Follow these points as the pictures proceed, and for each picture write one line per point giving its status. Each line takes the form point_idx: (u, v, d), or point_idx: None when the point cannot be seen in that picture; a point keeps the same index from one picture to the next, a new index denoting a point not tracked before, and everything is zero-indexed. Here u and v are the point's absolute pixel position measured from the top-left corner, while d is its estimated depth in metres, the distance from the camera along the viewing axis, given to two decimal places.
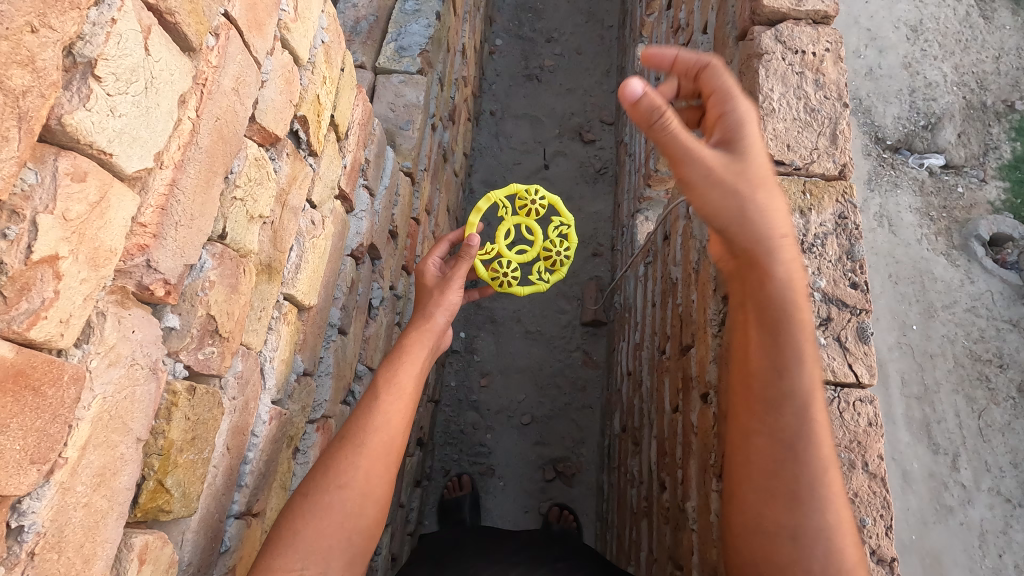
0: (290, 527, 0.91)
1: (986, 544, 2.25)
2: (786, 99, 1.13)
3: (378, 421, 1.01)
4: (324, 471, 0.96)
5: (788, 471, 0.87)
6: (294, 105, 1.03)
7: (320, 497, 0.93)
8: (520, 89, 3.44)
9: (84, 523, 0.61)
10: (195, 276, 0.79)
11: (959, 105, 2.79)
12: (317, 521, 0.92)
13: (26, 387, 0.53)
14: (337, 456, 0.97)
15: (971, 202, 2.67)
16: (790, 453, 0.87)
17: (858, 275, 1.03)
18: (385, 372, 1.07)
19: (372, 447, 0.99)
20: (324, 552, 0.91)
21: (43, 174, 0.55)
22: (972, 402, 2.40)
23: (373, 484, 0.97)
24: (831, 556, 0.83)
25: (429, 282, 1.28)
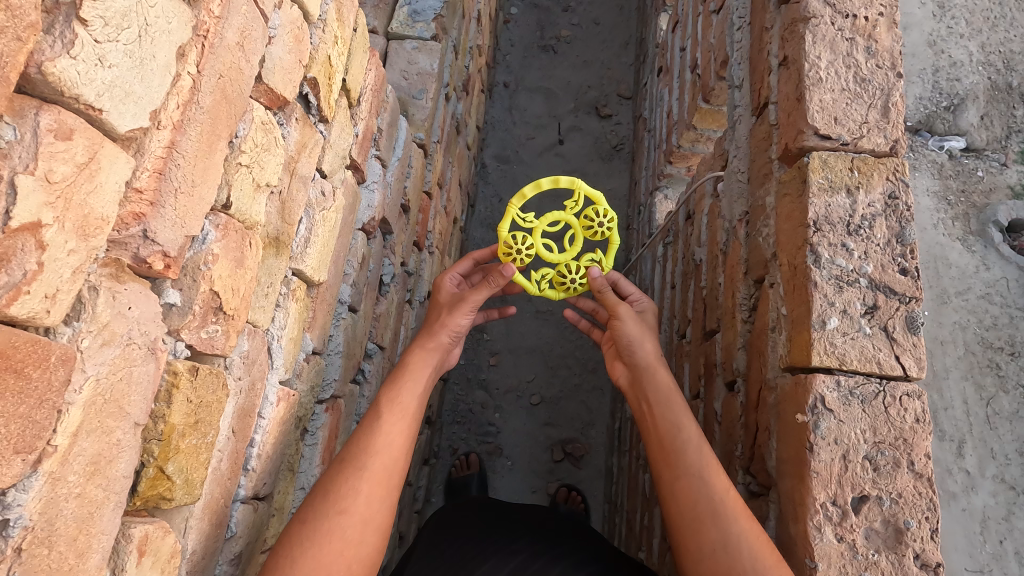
0: (288, 555, 0.85)
1: (986, 531, 2.01)
2: (834, 68, 1.05)
3: (381, 443, 0.97)
4: (324, 493, 0.91)
5: (713, 531, 0.89)
6: (304, 65, 0.95)
7: (319, 524, 0.88)
8: (535, 61, 3.32)
9: (77, 515, 0.57)
10: (197, 248, 0.73)
11: (983, 86, 2.48)
12: (317, 550, 0.86)
13: (7, 369, 0.47)
14: (338, 479, 0.92)
15: (990, 185, 2.37)
16: (711, 515, 0.91)
17: (909, 260, 0.95)
18: (387, 393, 1.04)
19: (374, 470, 0.94)
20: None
21: (23, 130, 0.48)
22: (981, 390, 2.13)
23: (374, 509, 0.92)
24: None
25: (442, 299, 1.21)
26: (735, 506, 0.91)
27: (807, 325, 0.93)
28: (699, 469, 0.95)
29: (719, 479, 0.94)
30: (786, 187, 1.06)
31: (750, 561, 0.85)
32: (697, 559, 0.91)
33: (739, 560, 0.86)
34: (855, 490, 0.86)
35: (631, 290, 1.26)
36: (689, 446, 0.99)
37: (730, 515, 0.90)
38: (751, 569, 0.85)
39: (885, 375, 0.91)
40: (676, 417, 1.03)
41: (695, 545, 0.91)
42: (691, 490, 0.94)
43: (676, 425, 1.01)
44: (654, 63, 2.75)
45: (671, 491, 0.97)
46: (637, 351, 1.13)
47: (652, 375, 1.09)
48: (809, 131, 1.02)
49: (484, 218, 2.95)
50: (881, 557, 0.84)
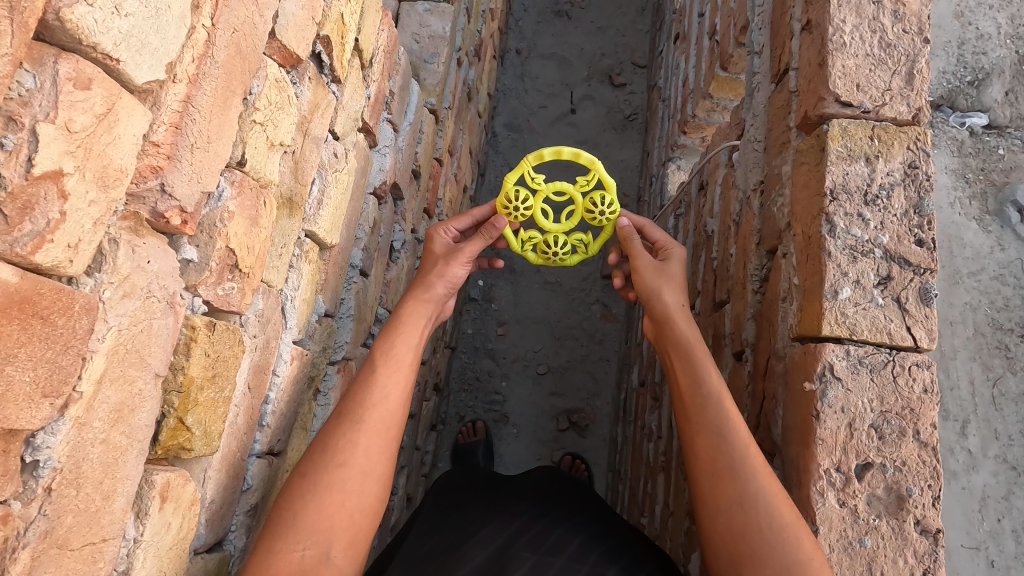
0: (290, 507, 0.88)
1: (985, 508, 2.03)
2: (859, 33, 1.02)
3: (376, 397, 0.98)
4: (322, 448, 0.93)
5: (729, 487, 0.88)
6: (317, 23, 0.94)
7: (319, 477, 0.90)
8: (548, 27, 3.24)
9: (103, 459, 0.59)
10: (213, 205, 0.73)
11: (1012, 61, 2.39)
12: (319, 502, 0.89)
13: (34, 315, 0.48)
14: (335, 434, 0.94)
15: (1011, 164, 2.30)
16: (728, 472, 0.89)
17: (926, 231, 0.94)
18: (382, 346, 1.04)
19: (371, 423, 0.96)
20: (325, 533, 0.88)
21: (42, 78, 0.48)
22: (989, 370, 2.13)
23: (373, 462, 0.95)
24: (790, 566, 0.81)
25: (437, 252, 1.20)
26: (756, 462, 0.89)
27: (819, 295, 0.92)
28: (722, 424, 0.93)
29: (740, 436, 0.92)
30: (804, 155, 1.04)
31: (767, 518, 0.84)
32: (713, 513, 0.90)
33: (756, 517, 0.85)
34: (859, 457, 0.87)
35: (659, 236, 1.20)
36: (711, 400, 0.96)
37: (750, 471, 0.88)
38: (767, 526, 0.84)
39: (895, 346, 0.91)
40: (696, 371, 1.00)
41: (711, 499, 0.90)
42: (711, 445, 0.93)
43: (698, 379, 0.98)
44: (671, 30, 2.68)
45: (690, 445, 0.96)
46: (657, 302, 1.09)
47: (671, 329, 1.06)
48: (830, 97, 0.99)
49: (494, 187, 2.93)
50: (881, 522, 0.86)
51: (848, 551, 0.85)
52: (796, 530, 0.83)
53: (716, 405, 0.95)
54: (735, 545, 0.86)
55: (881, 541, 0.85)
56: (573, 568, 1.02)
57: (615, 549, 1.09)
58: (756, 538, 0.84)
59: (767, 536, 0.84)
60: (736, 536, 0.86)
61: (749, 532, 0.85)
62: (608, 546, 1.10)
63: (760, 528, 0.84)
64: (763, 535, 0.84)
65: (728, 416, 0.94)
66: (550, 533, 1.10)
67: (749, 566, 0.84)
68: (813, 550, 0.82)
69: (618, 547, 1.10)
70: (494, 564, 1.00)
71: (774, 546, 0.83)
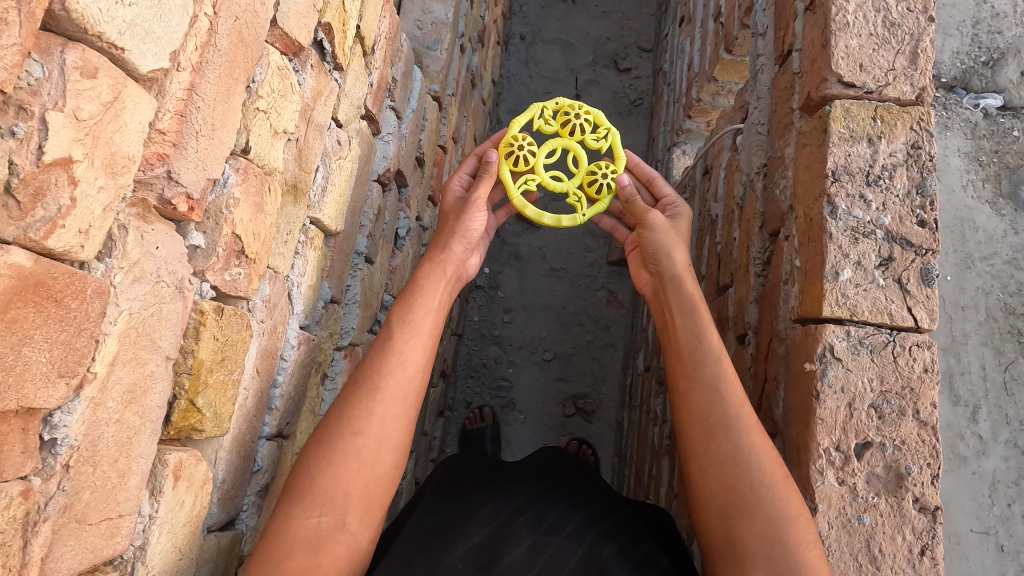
0: (306, 475, 0.90)
1: (996, 493, 2.03)
2: (863, 12, 1.01)
3: (393, 363, 0.99)
4: (338, 417, 0.95)
5: (725, 441, 0.90)
6: (318, 10, 0.94)
7: (335, 447, 0.92)
8: (553, 11, 3.21)
9: (117, 438, 0.61)
10: (219, 192, 0.75)
11: None
12: (334, 470, 0.91)
13: (48, 298, 0.50)
14: (352, 401, 0.96)
15: None
16: (724, 427, 0.91)
17: (928, 211, 0.94)
18: (400, 314, 1.05)
19: (388, 391, 0.97)
20: (339, 500, 0.90)
21: (50, 67, 0.50)
22: (1000, 356, 2.12)
23: (389, 429, 0.96)
24: (777, 519, 0.83)
25: (450, 208, 1.23)
26: (750, 422, 0.91)
27: (820, 277, 0.93)
28: (719, 383, 0.95)
29: (736, 394, 0.94)
30: (806, 137, 1.04)
31: (758, 474, 0.87)
32: (705, 467, 0.91)
33: (748, 471, 0.87)
34: (858, 436, 0.88)
35: (667, 192, 1.21)
36: (708, 360, 0.97)
37: (743, 429, 0.90)
38: (758, 482, 0.86)
39: (895, 326, 0.91)
40: (698, 329, 1.01)
41: (703, 453, 0.91)
42: (706, 401, 0.94)
43: (699, 337, 0.99)
44: (677, 13, 2.65)
45: (685, 401, 0.96)
46: (665, 259, 1.10)
47: (678, 286, 1.06)
48: (833, 78, 0.99)
49: None
50: (880, 500, 0.87)
51: (847, 529, 0.86)
52: (784, 487, 0.85)
53: (717, 362, 0.96)
54: (725, 498, 0.87)
55: (880, 518, 0.86)
56: (570, 548, 1.03)
57: (613, 527, 1.11)
58: (748, 491, 0.86)
59: (757, 488, 0.85)
60: (727, 490, 0.87)
61: (741, 486, 0.87)
62: (607, 523, 1.12)
63: (752, 482, 0.86)
64: (753, 489, 0.86)
65: (726, 375, 0.96)
66: (550, 512, 1.12)
67: (737, 519, 0.85)
68: (800, 506, 0.84)
69: (617, 525, 1.12)
70: (493, 541, 1.02)
71: (763, 500, 0.85)
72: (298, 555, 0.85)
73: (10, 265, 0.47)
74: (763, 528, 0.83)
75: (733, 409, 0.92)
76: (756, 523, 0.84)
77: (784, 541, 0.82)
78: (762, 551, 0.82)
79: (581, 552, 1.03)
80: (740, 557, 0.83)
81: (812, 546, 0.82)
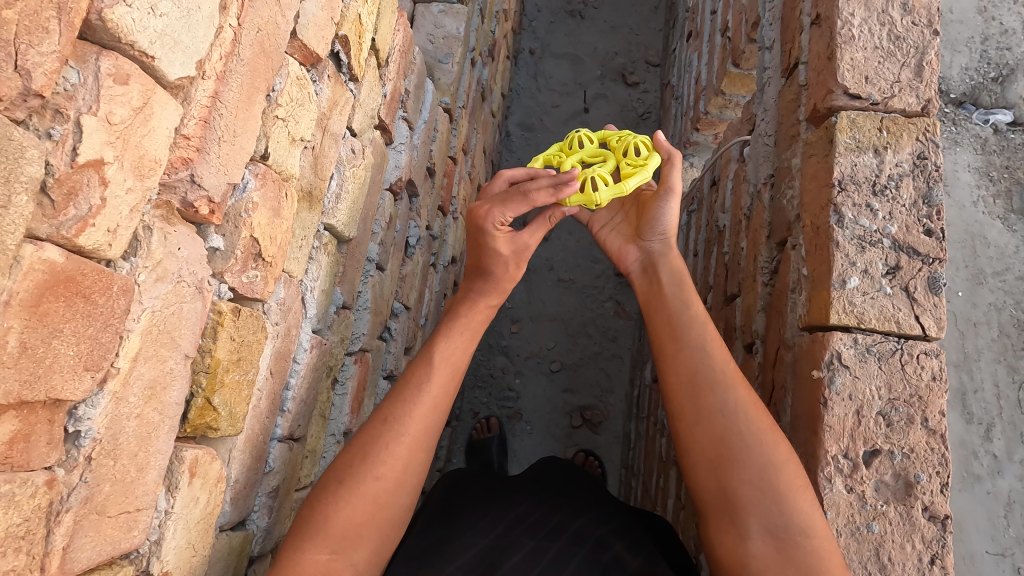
0: (323, 511, 0.91)
1: (1012, 514, 1.99)
2: (868, 26, 1.03)
3: (426, 407, 1.01)
4: (362, 456, 0.95)
5: (711, 396, 0.93)
6: (336, 23, 0.97)
7: (356, 488, 0.93)
8: (562, 26, 3.26)
9: (137, 433, 0.62)
10: (238, 196, 0.77)
11: None
12: (350, 510, 0.91)
13: (77, 293, 0.52)
14: (378, 442, 0.97)
15: None
16: (708, 384, 0.94)
17: (935, 221, 0.95)
18: (430, 353, 1.06)
19: (413, 437, 0.98)
20: (353, 539, 0.91)
21: (85, 74, 0.52)
22: (1015, 373, 2.10)
23: (408, 473, 0.98)
24: (767, 466, 0.86)
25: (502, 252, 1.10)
26: (734, 377, 0.94)
27: (827, 285, 0.94)
28: (703, 344, 0.98)
29: (719, 353, 0.98)
30: (813, 147, 1.05)
31: (745, 424, 0.90)
32: (694, 425, 0.93)
33: (735, 423, 0.90)
34: (867, 443, 0.88)
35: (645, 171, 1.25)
36: (694, 324, 1.01)
37: (728, 384, 0.94)
38: (746, 432, 0.89)
39: (903, 334, 0.92)
40: (683, 299, 1.05)
41: (691, 412, 0.94)
42: (693, 361, 0.97)
43: (685, 306, 1.03)
44: (684, 28, 2.69)
45: (670, 364, 0.99)
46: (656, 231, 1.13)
47: (665, 258, 1.10)
48: (838, 90, 1.01)
49: None
50: (889, 508, 0.87)
51: (856, 536, 0.86)
52: (768, 436, 0.89)
53: (697, 328, 1.00)
54: (715, 451, 0.90)
55: (889, 526, 0.86)
56: (570, 552, 1.05)
57: (611, 534, 1.10)
58: (737, 441, 0.89)
59: (745, 439, 0.88)
60: (716, 442, 0.90)
61: (730, 438, 0.90)
62: (609, 526, 1.12)
63: (740, 434, 0.89)
64: (742, 440, 0.89)
65: (706, 338, 0.99)
66: (550, 519, 1.12)
67: (729, 470, 0.88)
68: (787, 452, 0.87)
69: (618, 528, 1.11)
70: (493, 551, 1.04)
71: (752, 448, 0.88)
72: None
73: (44, 261, 0.49)
74: (752, 475, 0.86)
75: (716, 368, 0.96)
76: (746, 471, 0.87)
77: (775, 485, 0.85)
78: (755, 496, 0.85)
79: (581, 556, 1.04)
80: (733, 505, 0.86)
81: (800, 489, 0.85)
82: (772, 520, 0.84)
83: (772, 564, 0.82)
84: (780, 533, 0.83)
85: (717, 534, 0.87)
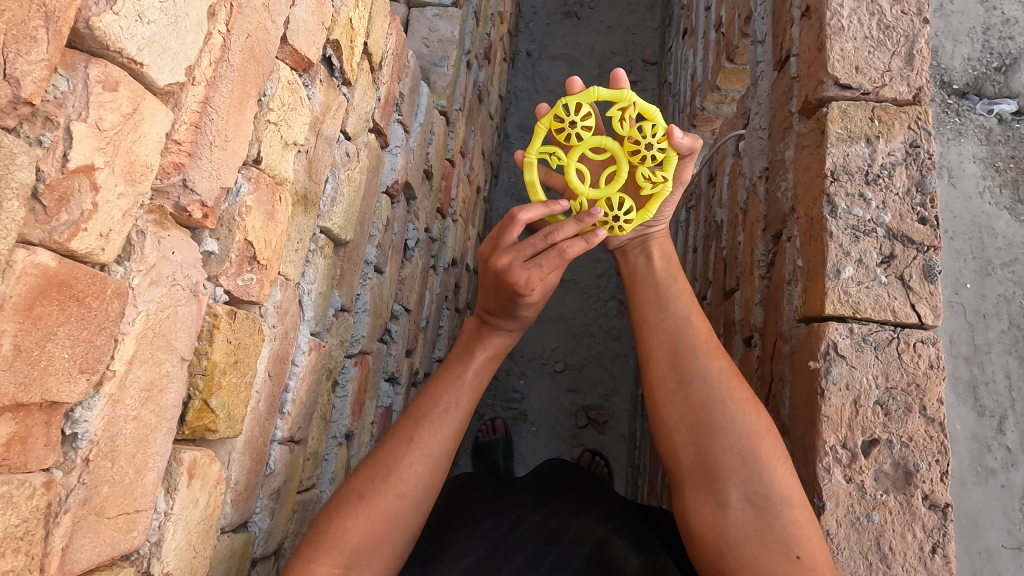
0: (340, 525, 0.91)
1: None
2: (857, 16, 1.03)
3: (451, 427, 1.00)
4: (387, 472, 0.95)
5: (694, 365, 0.93)
6: (327, 28, 0.98)
7: (378, 504, 0.93)
8: (558, 28, 3.27)
9: (135, 435, 0.63)
10: (232, 200, 0.78)
11: None
12: (369, 526, 0.92)
13: (71, 296, 0.53)
14: (402, 461, 0.96)
15: None
16: (691, 354, 0.94)
17: (929, 209, 0.95)
18: (458, 366, 1.05)
19: (438, 458, 0.98)
20: (366, 554, 0.91)
21: (74, 81, 0.53)
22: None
23: (428, 492, 0.98)
24: (749, 437, 0.87)
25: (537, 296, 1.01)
26: (716, 347, 0.94)
27: (822, 275, 0.94)
28: (686, 314, 0.98)
29: (699, 321, 0.97)
30: (806, 139, 1.05)
31: (727, 394, 0.90)
32: (673, 392, 0.92)
33: (717, 392, 0.90)
34: (865, 433, 0.88)
35: None
36: (678, 296, 1.00)
37: (709, 354, 0.94)
38: (728, 399, 0.90)
39: (899, 323, 0.91)
40: (670, 272, 1.03)
41: (671, 381, 0.93)
42: (676, 329, 0.96)
43: (670, 276, 1.02)
44: (680, 25, 2.69)
45: (651, 333, 0.98)
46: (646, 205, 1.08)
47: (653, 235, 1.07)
48: (829, 81, 1.01)
49: (508, 188, 3.00)
50: (889, 497, 0.86)
51: (855, 526, 0.86)
52: (749, 405, 0.89)
53: (681, 300, 0.99)
54: (696, 419, 0.89)
55: (889, 515, 0.86)
56: (570, 555, 1.05)
57: (612, 532, 1.09)
58: (718, 407, 0.89)
59: (728, 407, 0.89)
60: (697, 410, 0.90)
61: (713, 405, 0.89)
62: (613, 524, 1.11)
63: (722, 403, 0.89)
64: (725, 409, 0.89)
65: (688, 309, 0.98)
66: (551, 519, 1.13)
67: (709, 437, 0.88)
68: (767, 423, 0.89)
69: (620, 527, 1.10)
70: (495, 555, 1.05)
71: (734, 417, 0.88)
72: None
73: (36, 265, 0.49)
74: (734, 443, 0.87)
75: (699, 339, 0.95)
76: (725, 438, 0.87)
77: (756, 455, 0.86)
78: (735, 464, 0.86)
79: (582, 559, 1.05)
80: (713, 475, 0.86)
81: (779, 458, 0.86)
82: (752, 488, 0.85)
83: (752, 532, 0.83)
84: (760, 502, 0.84)
85: (695, 503, 0.87)
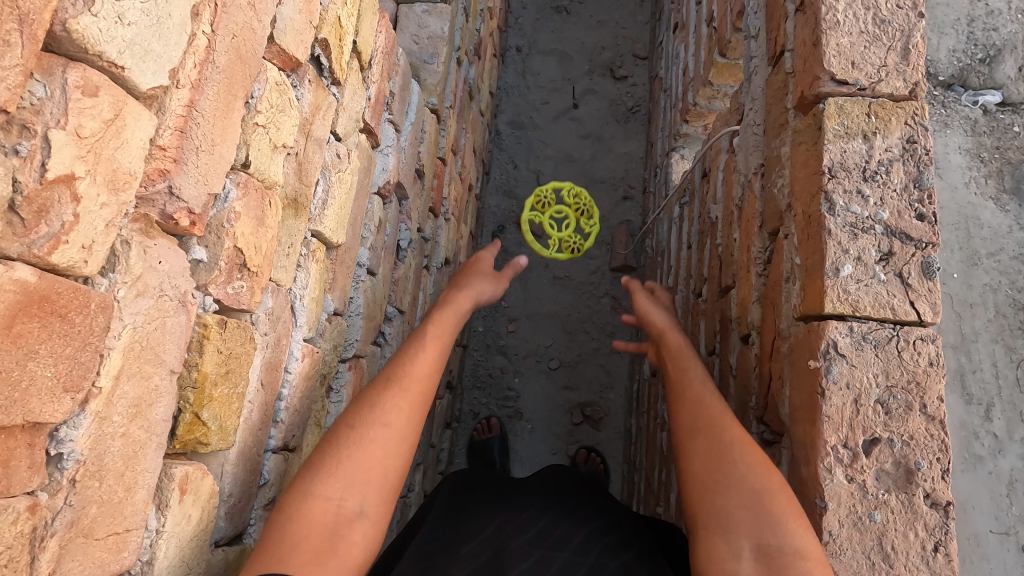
0: (326, 453, 0.87)
1: (1015, 493, 2.00)
2: (853, 10, 1.02)
3: (416, 363, 1.00)
4: (359, 410, 0.92)
5: (708, 428, 0.95)
6: (315, 27, 0.95)
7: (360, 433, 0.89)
8: (548, 23, 3.25)
9: (123, 452, 0.61)
10: (220, 207, 0.76)
11: None
12: (359, 455, 0.87)
13: (53, 313, 0.51)
14: (374, 394, 0.94)
15: None
16: (704, 416, 0.97)
17: (926, 205, 0.94)
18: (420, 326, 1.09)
19: (409, 387, 0.96)
20: (362, 485, 0.86)
21: (52, 87, 0.51)
22: (1012, 352, 2.10)
23: (408, 423, 0.93)
24: (761, 493, 0.85)
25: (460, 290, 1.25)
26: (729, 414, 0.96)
27: (820, 273, 0.93)
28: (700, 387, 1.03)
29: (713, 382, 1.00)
30: (802, 135, 1.04)
31: (740, 453, 0.90)
32: (688, 453, 0.95)
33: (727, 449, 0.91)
34: (866, 432, 0.87)
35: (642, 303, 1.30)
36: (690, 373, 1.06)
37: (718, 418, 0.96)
38: (742, 460, 0.89)
39: (899, 321, 0.91)
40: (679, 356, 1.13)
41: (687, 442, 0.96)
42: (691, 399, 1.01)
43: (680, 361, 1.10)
44: (670, 20, 2.69)
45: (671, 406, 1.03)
46: (653, 318, 1.25)
47: (663, 337, 1.19)
48: (825, 76, 1.00)
49: (500, 185, 2.99)
50: (890, 497, 0.86)
51: (858, 526, 0.85)
52: (761, 466, 0.88)
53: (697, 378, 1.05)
54: (709, 473, 0.90)
55: (890, 515, 0.86)
56: (577, 561, 1.04)
57: (616, 543, 1.09)
58: (731, 466, 0.89)
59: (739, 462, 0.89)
60: (712, 466, 0.90)
61: (726, 463, 0.90)
62: (617, 535, 1.11)
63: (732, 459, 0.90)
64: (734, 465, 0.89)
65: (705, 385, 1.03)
66: (555, 526, 1.12)
67: (719, 493, 0.87)
68: (780, 482, 0.87)
69: (625, 539, 1.10)
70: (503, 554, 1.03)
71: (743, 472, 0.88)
72: (315, 539, 0.79)
73: (15, 281, 0.47)
74: (745, 498, 0.85)
75: (715, 408, 0.98)
76: (736, 492, 0.86)
77: (766, 509, 0.83)
78: (744, 519, 0.83)
79: (588, 564, 1.04)
80: (725, 524, 0.85)
81: (794, 515, 0.83)
82: (763, 540, 0.81)
83: None
84: (771, 553, 0.80)
85: (705, 544, 0.85)
